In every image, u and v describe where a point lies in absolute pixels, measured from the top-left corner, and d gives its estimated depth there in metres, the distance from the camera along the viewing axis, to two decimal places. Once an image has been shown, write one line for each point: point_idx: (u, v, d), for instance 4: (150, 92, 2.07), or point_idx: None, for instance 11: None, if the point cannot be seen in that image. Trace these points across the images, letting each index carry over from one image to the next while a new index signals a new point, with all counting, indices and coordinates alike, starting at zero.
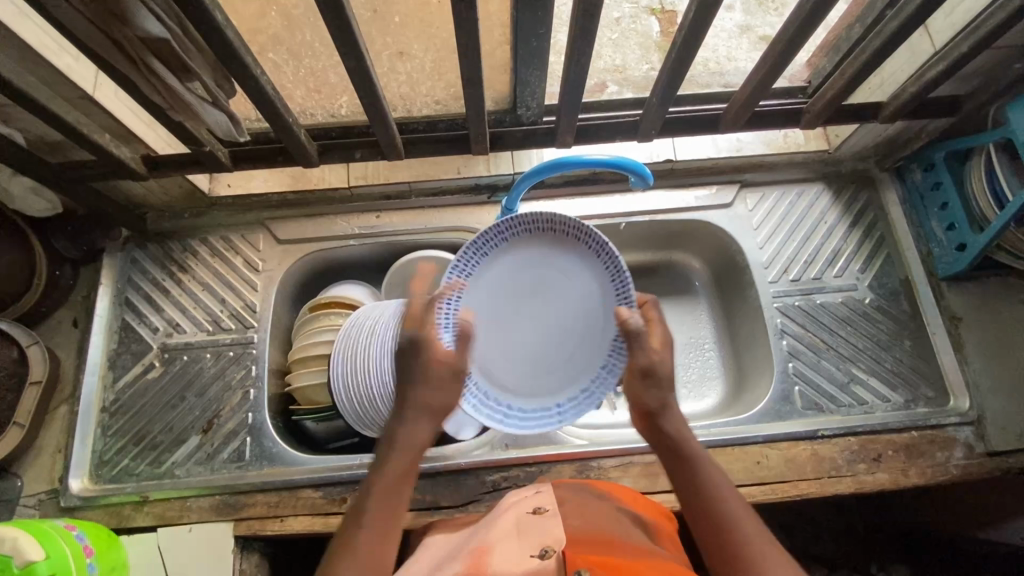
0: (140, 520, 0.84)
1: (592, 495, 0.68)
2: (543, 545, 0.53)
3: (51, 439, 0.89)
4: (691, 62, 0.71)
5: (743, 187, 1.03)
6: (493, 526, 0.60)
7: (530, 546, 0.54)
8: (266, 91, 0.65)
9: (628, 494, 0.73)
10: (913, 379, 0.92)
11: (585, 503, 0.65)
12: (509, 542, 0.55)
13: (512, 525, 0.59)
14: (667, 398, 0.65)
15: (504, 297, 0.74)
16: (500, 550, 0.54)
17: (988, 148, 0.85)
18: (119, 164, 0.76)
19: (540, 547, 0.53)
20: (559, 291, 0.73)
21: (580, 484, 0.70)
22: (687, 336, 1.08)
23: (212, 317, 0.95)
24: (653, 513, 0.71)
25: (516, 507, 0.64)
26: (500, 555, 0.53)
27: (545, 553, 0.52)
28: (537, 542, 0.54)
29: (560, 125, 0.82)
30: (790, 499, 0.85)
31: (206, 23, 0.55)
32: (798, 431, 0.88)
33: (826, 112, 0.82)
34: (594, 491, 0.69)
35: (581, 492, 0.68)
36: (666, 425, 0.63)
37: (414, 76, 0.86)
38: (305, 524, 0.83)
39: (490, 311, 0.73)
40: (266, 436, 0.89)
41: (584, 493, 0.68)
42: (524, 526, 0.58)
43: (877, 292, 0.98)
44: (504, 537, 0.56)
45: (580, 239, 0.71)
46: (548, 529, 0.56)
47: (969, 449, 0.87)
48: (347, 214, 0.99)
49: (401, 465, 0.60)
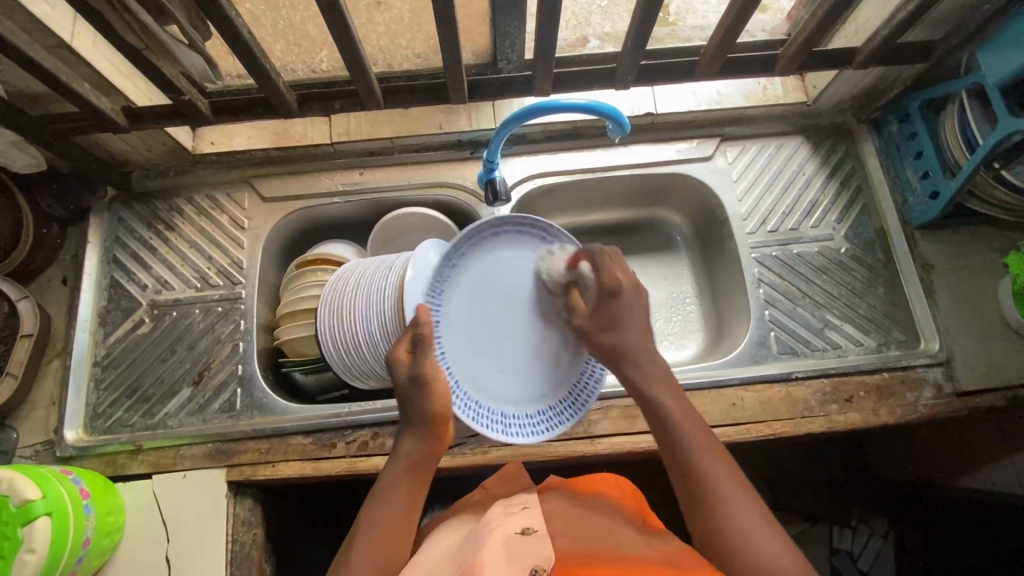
0: (134, 468, 0.86)
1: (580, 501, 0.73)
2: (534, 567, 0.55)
3: (45, 392, 0.91)
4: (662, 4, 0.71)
5: (723, 140, 1.04)
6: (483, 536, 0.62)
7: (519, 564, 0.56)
8: (243, 33, 0.66)
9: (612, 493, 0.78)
10: (885, 324, 0.95)
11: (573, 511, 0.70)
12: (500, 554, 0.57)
13: (502, 532, 0.61)
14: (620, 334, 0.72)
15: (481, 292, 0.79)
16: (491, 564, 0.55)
17: (960, 95, 0.86)
18: (100, 115, 0.76)
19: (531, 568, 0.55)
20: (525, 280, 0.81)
21: (568, 490, 0.76)
22: (669, 291, 1.11)
23: (199, 273, 0.97)
24: (638, 502, 0.78)
25: (506, 513, 0.67)
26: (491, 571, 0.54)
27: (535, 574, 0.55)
28: (527, 560, 0.56)
29: (538, 73, 0.82)
30: (764, 438, 0.87)
31: None
32: (772, 373, 0.90)
33: (799, 56, 0.83)
34: (582, 493, 0.75)
35: (570, 496, 0.73)
36: (634, 368, 0.70)
37: (393, 27, 0.88)
38: (296, 468, 0.85)
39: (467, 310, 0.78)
40: (256, 386, 0.91)
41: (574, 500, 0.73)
42: (514, 536, 0.60)
43: (853, 241, 1.00)
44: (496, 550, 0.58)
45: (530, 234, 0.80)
46: (537, 542, 0.59)
47: (938, 389, 0.90)
48: (331, 171, 1.00)
49: (398, 487, 0.67)
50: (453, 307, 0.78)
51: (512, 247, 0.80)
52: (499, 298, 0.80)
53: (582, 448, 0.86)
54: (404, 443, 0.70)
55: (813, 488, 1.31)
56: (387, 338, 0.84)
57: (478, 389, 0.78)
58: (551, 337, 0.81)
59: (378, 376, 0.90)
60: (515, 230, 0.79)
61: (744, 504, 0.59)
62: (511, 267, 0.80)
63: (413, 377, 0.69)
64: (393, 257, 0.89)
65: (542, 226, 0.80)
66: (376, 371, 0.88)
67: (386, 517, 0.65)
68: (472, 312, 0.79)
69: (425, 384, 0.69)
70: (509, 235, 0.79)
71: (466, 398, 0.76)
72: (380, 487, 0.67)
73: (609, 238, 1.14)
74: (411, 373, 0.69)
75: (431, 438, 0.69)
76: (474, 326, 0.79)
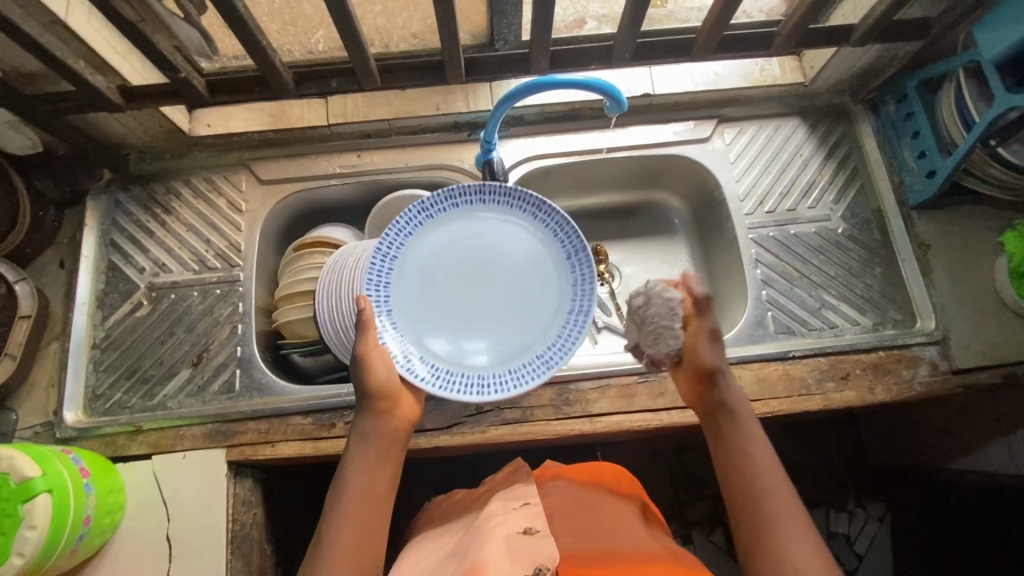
0: (134, 449, 0.86)
1: (581, 499, 0.74)
2: (537, 562, 0.57)
3: (44, 374, 0.91)
4: None
5: (720, 122, 1.04)
6: (484, 539, 0.64)
7: (523, 561, 0.57)
8: (238, 8, 0.65)
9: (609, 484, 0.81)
10: (882, 303, 0.96)
11: (575, 510, 0.71)
12: (502, 554, 0.58)
13: (503, 534, 0.63)
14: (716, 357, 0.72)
15: (440, 266, 0.76)
16: (495, 563, 0.57)
17: (958, 74, 0.86)
18: (96, 94, 0.76)
19: (535, 564, 0.57)
20: (488, 246, 0.77)
21: (569, 487, 0.77)
22: (667, 273, 1.11)
23: (197, 256, 0.97)
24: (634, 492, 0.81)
25: (506, 514, 0.68)
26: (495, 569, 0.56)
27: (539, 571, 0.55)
28: (529, 557, 0.58)
29: (535, 50, 0.82)
30: (762, 416, 0.88)
31: None
32: (768, 352, 0.91)
33: (796, 34, 0.82)
34: (580, 488, 0.77)
35: (570, 492, 0.76)
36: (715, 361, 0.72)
37: (390, 6, 0.87)
38: (296, 448, 0.86)
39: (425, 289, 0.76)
40: (255, 367, 0.91)
41: (576, 498, 0.74)
42: (515, 537, 0.62)
43: (850, 221, 1.00)
44: (500, 551, 0.59)
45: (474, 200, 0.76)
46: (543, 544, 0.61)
47: (934, 367, 0.91)
48: (328, 153, 1.00)
49: (364, 465, 0.68)
50: (405, 289, 0.76)
51: (460, 218, 0.76)
52: (463, 261, 0.77)
53: (581, 427, 0.87)
54: (360, 421, 0.70)
55: (811, 474, 1.32)
56: None
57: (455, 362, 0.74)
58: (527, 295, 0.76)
59: None
60: (477, 200, 0.76)
61: (804, 546, 0.58)
62: (485, 236, 0.77)
63: (354, 356, 0.69)
64: None
65: (532, 199, 0.75)
66: None
67: (358, 493, 0.66)
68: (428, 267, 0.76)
69: (364, 359, 0.68)
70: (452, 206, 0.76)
71: (440, 374, 0.73)
72: (348, 464, 0.68)
73: (606, 221, 1.15)
74: (354, 352, 0.69)
75: (389, 412, 0.70)
76: (429, 284, 0.76)
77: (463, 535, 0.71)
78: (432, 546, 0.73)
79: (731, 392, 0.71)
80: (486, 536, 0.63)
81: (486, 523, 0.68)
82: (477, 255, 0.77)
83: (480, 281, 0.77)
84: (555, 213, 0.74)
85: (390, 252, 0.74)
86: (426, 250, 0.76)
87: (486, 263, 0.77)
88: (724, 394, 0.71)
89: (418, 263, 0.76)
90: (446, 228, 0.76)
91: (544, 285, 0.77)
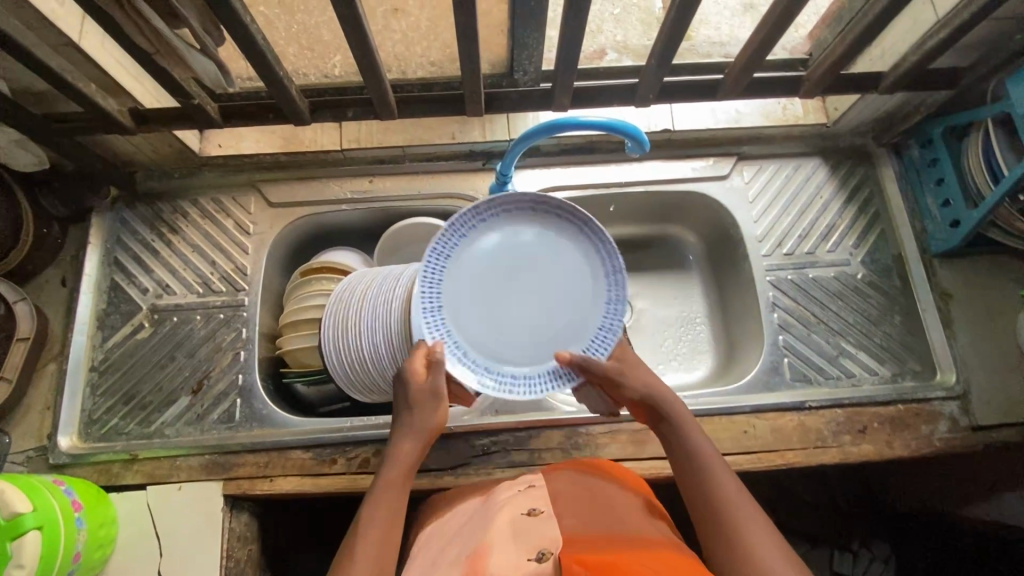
0: (129, 478, 0.84)
1: (589, 482, 0.70)
2: (541, 548, 0.56)
3: (40, 397, 0.88)
4: (689, 23, 0.70)
5: (739, 159, 1.02)
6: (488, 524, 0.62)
7: (526, 547, 0.57)
8: (258, 41, 0.63)
9: (615, 471, 0.76)
10: (901, 353, 0.93)
11: (582, 500, 0.65)
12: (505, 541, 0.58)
13: (508, 515, 0.63)
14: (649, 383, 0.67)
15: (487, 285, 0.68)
16: (496, 553, 0.56)
17: (986, 123, 0.84)
18: (107, 116, 0.74)
19: (539, 549, 0.56)
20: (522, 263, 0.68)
21: (575, 470, 0.73)
22: (679, 310, 1.08)
23: (202, 279, 0.94)
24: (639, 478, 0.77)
25: (511, 493, 0.69)
26: (496, 555, 0.56)
27: (541, 555, 0.55)
28: (533, 541, 0.58)
29: (558, 87, 0.80)
30: (776, 468, 0.85)
31: None
32: (784, 401, 0.88)
33: (824, 81, 0.81)
34: (584, 472, 0.73)
35: (578, 476, 0.72)
36: (643, 374, 0.68)
37: (410, 35, 0.85)
38: (294, 484, 0.83)
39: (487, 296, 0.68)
40: (255, 397, 0.89)
41: (582, 485, 0.69)
42: (519, 519, 0.62)
43: (869, 267, 0.98)
44: (503, 534, 0.60)
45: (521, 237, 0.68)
46: (546, 525, 0.60)
47: (954, 423, 0.88)
48: (340, 177, 0.98)
49: (395, 487, 0.65)
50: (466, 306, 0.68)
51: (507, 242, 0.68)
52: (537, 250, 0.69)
53: None
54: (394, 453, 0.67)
55: (816, 512, 1.24)
56: (393, 354, 0.83)
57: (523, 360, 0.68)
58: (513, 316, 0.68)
59: (382, 391, 0.88)
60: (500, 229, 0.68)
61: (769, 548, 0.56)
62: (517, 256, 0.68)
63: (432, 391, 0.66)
64: (401, 269, 0.88)
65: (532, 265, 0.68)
66: (380, 386, 0.86)
67: (384, 521, 0.63)
68: (509, 253, 0.68)
69: (439, 399, 0.67)
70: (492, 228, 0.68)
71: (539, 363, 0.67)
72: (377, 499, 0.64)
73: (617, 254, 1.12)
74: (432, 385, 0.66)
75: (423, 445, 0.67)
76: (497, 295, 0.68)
77: (468, 519, 0.68)
78: (437, 536, 0.70)
79: (669, 399, 0.67)
80: (489, 518, 0.64)
81: (493, 502, 0.69)
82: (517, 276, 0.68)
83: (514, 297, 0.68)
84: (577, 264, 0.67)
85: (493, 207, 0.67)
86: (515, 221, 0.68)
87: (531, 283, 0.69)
88: (661, 402, 0.67)
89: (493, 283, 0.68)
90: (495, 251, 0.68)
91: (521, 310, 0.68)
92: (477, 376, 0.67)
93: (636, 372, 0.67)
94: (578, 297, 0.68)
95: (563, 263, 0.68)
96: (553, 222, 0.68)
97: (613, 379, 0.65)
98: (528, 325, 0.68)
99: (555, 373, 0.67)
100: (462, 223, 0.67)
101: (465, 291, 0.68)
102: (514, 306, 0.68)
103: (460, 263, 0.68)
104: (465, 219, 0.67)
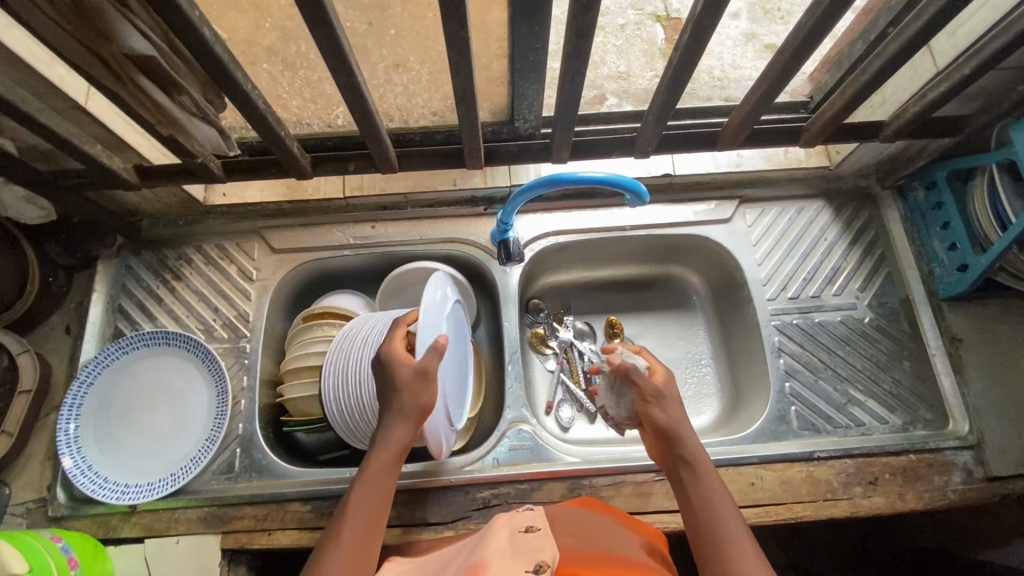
0: (127, 531, 0.83)
1: (582, 517, 0.66)
2: (538, 559, 0.49)
3: (40, 447, 0.88)
4: (687, 79, 0.70)
5: (741, 202, 1.02)
6: (487, 537, 0.58)
7: (526, 559, 0.51)
8: (263, 109, 0.64)
9: (606, 514, 0.71)
10: (912, 401, 0.91)
11: (577, 525, 0.63)
12: (504, 552, 0.53)
13: (505, 532, 0.58)
14: (677, 424, 0.68)
15: (122, 405, 0.89)
16: (496, 559, 0.51)
17: (991, 168, 0.83)
18: (112, 174, 0.75)
19: (535, 562, 0.50)
20: (141, 380, 0.90)
21: (572, 509, 0.69)
22: (684, 351, 1.07)
23: (204, 325, 0.95)
24: (629, 521, 0.73)
25: (509, 516, 0.63)
26: (494, 564, 0.50)
27: (539, 567, 0.48)
28: (532, 556, 0.51)
29: (557, 139, 0.81)
30: (785, 521, 0.83)
31: (204, 54, 0.54)
32: (792, 452, 0.87)
33: (826, 131, 0.82)
34: (582, 511, 0.69)
35: (571, 512, 0.67)
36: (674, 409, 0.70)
37: (411, 87, 0.82)
38: (293, 538, 0.82)
39: (142, 416, 0.89)
40: (255, 447, 0.88)
41: (577, 519, 0.65)
42: (517, 536, 0.56)
43: (876, 310, 0.96)
44: (500, 546, 0.54)
45: (164, 363, 0.91)
46: (541, 538, 0.55)
47: (968, 474, 0.86)
48: (343, 223, 0.99)
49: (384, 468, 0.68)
50: (115, 427, 0.88)
51: (130, 364, 0.91)
52: (145, 374, 0.91)
53: None
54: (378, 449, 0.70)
55: (828, 551, 1.14)
56: None
57: (141, 473, 0.86)
58: (177, 432, 0.89)
59: None
60: (124, 352, 0.90)
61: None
62: (164, 382, 0.91)
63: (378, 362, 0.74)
64: (403, 313, 0.88)
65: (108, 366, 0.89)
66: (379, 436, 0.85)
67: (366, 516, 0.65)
68: (175, 377, 0.91)
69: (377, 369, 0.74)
70: (144, 353, 0.91)
71: (135, 486, 0.85)
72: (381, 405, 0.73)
73: (621, 293, 1.11)
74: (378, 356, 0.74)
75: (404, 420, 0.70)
76: (134, 413, 0.89)
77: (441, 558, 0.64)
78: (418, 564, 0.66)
79: (687, 444, 0.67)
80: (487, 534, 0.58)
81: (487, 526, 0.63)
82: (165, 400, 0.90)
83: (150, 415, 0.89)
84: (220, 370, 0.89)
85: (120, 348, 0.90)
86: (158, 354, 0.91)
87: (156, 399, 0.90)
88: (681, 446, 0.67)
89: (111, 391, 0.89)
90: (129, 374, 0.90)
91: (168, 427, 0.89)
92: (68, 454, 0.84)
93: (669, 405, 0.70)
94: (192, 429, 0.89)
95: (192, 392, 0.91)
96: (191, 362, 0.91)
97: (647, 397, 0.70)
98: (140, 434, 0.88)
99: (150, 486, 0.85)
100: (127, 344, 0.90)
101: (121, 388, 0.90)
102: (159, 413, 0.89)
103: (121, 369, 0.90)
104: (123, 342, 0.90)
